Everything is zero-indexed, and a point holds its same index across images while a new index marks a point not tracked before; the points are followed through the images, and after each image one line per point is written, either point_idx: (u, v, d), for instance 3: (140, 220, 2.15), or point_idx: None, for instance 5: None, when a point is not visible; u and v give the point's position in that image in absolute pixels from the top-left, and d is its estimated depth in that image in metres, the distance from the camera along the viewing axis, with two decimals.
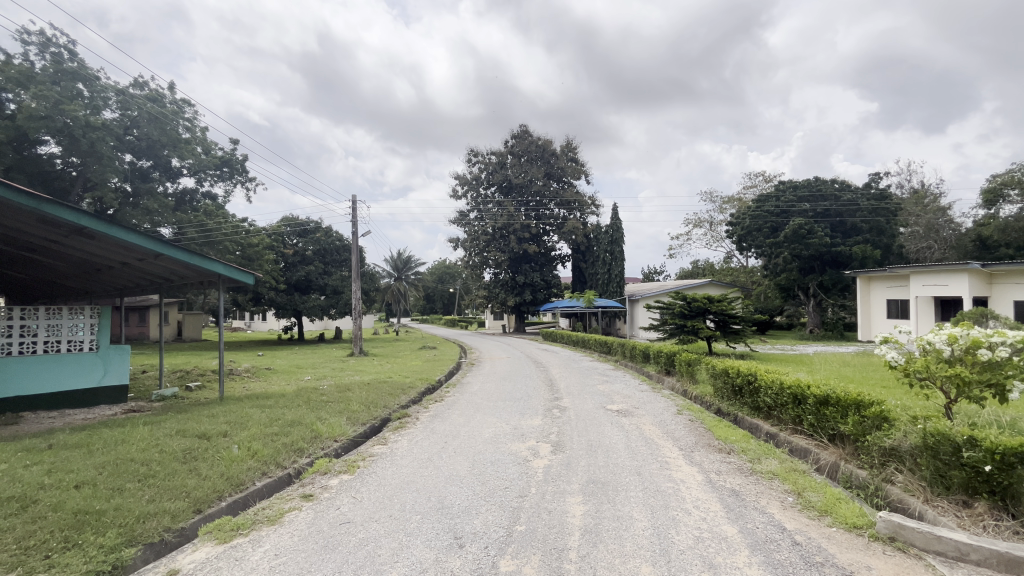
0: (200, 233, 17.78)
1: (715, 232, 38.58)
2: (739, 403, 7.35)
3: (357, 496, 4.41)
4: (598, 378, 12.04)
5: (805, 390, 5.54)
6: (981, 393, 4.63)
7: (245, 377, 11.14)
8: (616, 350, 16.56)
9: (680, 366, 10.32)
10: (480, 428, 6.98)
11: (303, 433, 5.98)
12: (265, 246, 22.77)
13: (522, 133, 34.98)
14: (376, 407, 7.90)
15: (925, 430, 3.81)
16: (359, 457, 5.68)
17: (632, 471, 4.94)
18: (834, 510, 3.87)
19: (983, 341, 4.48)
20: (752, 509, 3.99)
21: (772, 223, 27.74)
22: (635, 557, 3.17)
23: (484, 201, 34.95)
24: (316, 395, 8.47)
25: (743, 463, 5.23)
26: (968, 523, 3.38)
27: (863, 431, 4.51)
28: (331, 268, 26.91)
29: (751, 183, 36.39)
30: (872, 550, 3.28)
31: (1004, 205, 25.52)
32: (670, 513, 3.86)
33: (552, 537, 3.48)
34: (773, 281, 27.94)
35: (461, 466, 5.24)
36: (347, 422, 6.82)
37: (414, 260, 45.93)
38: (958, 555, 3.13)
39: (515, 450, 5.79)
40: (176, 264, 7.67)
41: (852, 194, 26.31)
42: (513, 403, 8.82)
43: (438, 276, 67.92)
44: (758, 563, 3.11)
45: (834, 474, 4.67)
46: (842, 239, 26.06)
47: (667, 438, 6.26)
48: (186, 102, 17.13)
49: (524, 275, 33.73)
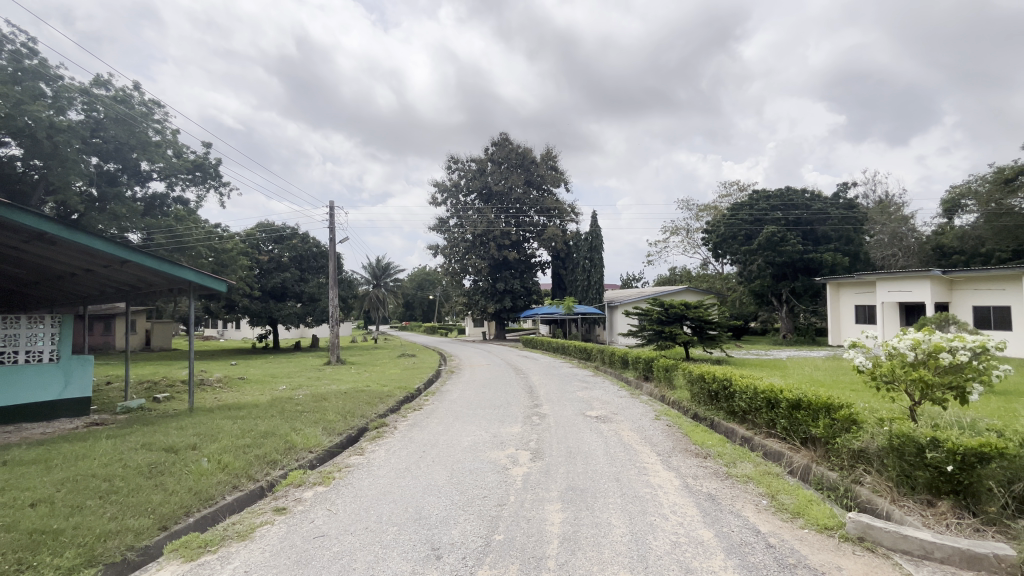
0: (171, 239, 17.24)
1: (692, 239, 39.24)
2: (715, 408, 7.47)
3: (332, 508, 4.31)
4: (578, 384, 12.05)
5: (778, 395, 5.65)
6: (943, 395, 4.83)
7: (217, 388, 10.83)
8: (596, 356, 16.62)
9: (658, 372, 10.44)
10: (458, 437, 6.93)
11: (277, 445, 5.83)
12: (240, 252, 22.21)
13: (503, 141, 35.15)
14: (352, 417, 7.75)
15: (891, 432, 3.93)
16: (335, 468, 5.56)
17: (610, 478, 4.94)
18: (806, 512, 3.95)
19: (944, 346, 4.71)
20: (728, 512, 4.04)
21: (746, 231, 28.44)
22: (613, 564, 3.17)
23: (464, 208, 34.89)
24: (291, 405, 8.29)
25: (719, 467, 5.32)
26: (933, 521, 3.49)
27: (833, 434, 4.63)
28: (307, 275, 26.43)
29: (726, 192, 37.29)
30: (841, 551, 3.35)
31: (962, 215, 26.75)
32: (648, 519, 3.87)
33: (531, 546, 3.45)
34: (747, 287, 28.57)
35: (439, 476, 5.17)
36: (322, 432, 6.66)
37: (393, 267, 45.47)
38: (924, 553, 3.21)
39: (494, 458, 5.75)
40: (145, 272, 7.44)
41: (822, 203, 27.14)
42: (494, 411, 8.77)
43: (417, 283, 67.15)
44: (733, 566, 3.15)
45: (806, 477, 4.76)
46: (814, 246, 26.86)
47: (645, 443, 6.32)
48: (155, 103, 16.64)
49: (504, 281, 33.81)
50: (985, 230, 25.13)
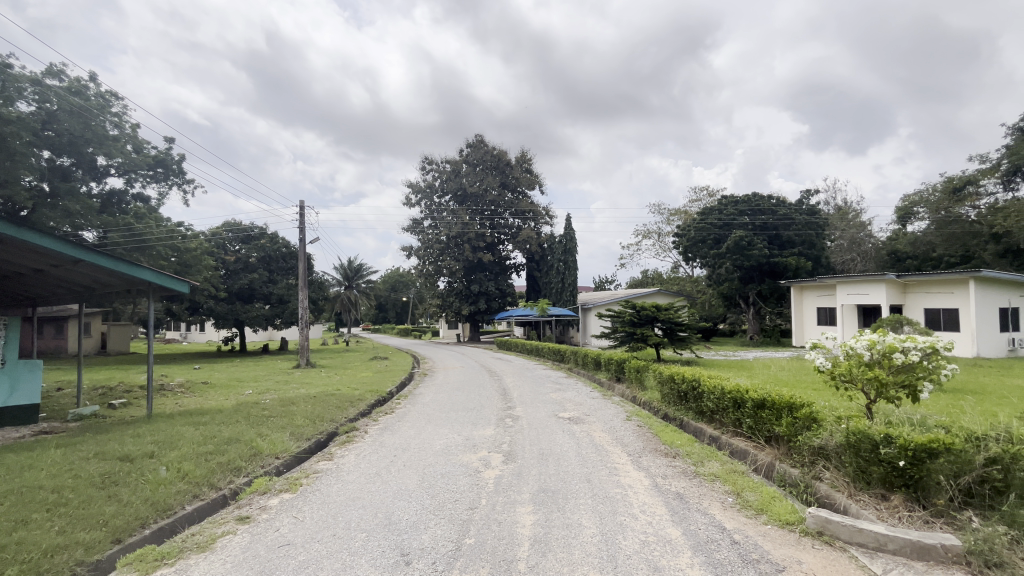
0: (129, 238, 16.50)
1: (663, 242, 40.00)
2: (684, 408, 7.63)
3: (299, 516, 4.20)
4: (552, 386, 12.10)
5: (744, 394, 5.82)
6: (897, 393, 5.07)
7: (178, 393, 10.42)
8: (570, 358, 16.74)
9: (630, 373, 10.58)
10: (430, 440, 6.86)
11: (242, 451, 5.64)
12: (204, 252, 21.46)
13: (478, 143, 35.11)
14: (322, 421, 7.57)
15: (848, 430, 4.10)
16: (302, 475, 5.42)
17: (581, 479, 4.98)
18: (769, 508, 4.07)
19: (898, 346, 4.94)
20: (695, 511, 4.13)
21: (715, 235, 29.24)
22: (584, 564, 3.19)
23: (439, 209, 34.67)
24: (257, 410, 8.05)
25: (687, 466, 5.43)
26: (886, 515, 3.65)
27: (795, 432, 4.79)
28: (276, 276, 25.71)
29: (696, 197, 38.19)
30: (801, 545, 3.47)
31: (915, 222, 28.12)
32: (618, 519, 3.92)
33: (502, 549, 3.44)
34: (716, 290, 29.31)
35: (410, 480, 5.11)
36: (289, 438, 6.49)
37: (365, 268, 44.73)
38: (878, 545, 3.36)
39: (466, 461, 5.72)
40: (101, 272, 7.10)
41: (787, 209, 28.11)
42: (467, 414, 8.73)
43: (391, 285, 66.13)
44: (700, 563, 3.21)
45: (769, 474, 4.91)
46: (779, 250, 27.79)
47: (616, 444, 6.40)
48: (114, 96, 15.93)
49: (479, 283, 33.74)
50: (935, 236, 26.52)
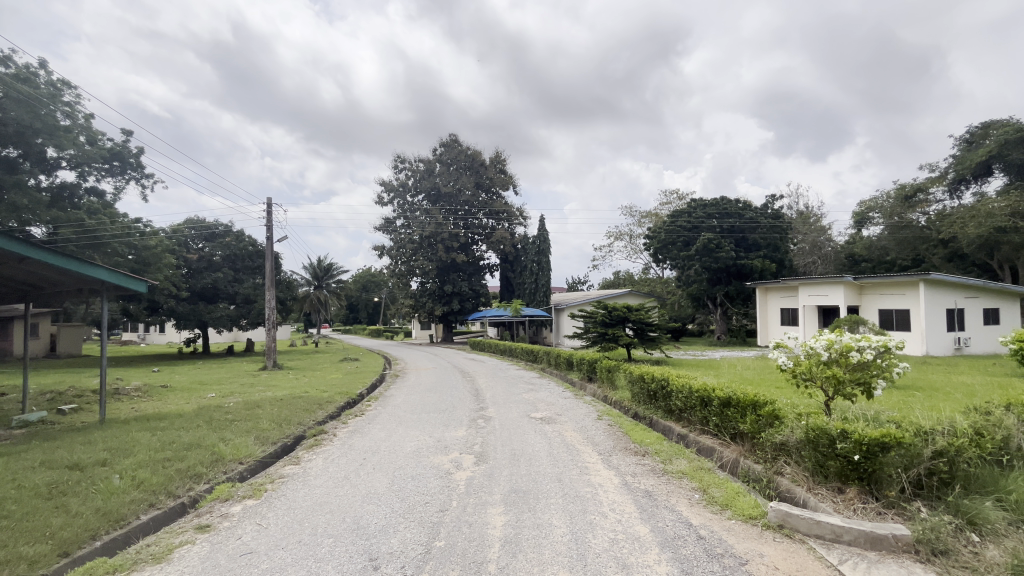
0: (81, 234, 15.67)
1: (634, 244, 40.63)
2: (653, 406, 7.78)
3: (263, 522, 4.08)
4: (524, 386, 12.12)
5: (710, 393, 5.97)
6: (852, 390, 5.30)
7: (134, 397, 9.95)
8: (542, 358, 16.81)
9: (601, 373, 10.70)
10: (401, 442, 6.77)
11: (202, 457, 5.43)
12: (164, 250, 20.58)
13: (452, 142, 34.92)
14: (289, 425, 7.37)
15: (808, 426, 4.25)
16: (267, 480, 5.26)
17: (553, 479, 5.01)
18: (734, 503, 4.19)
19: (853, 346, 5.16)
20: (663, 508, 4.20)
21: (684, 238, 29.93)
22: (554, 564, 3.20)
23: (412, 208, 34.30)
24: (219, 413, 7.77)
25: (656, 464, 5.52)
26: (843, 507, 3.80)
27: (759, 429, 4.93)
28: (241, 275, 24.88)
29: (666, 200, 38.98)
30: (763, 538, 3.58)
31: (870, 227, 29.44)
32: (588, 518, 3.96)
33: (472, 551, 3.42)
34: (685, 291, 30.00)
35: (380, 483, 5.02)
36: (254, 442, 6.29)
37: (336, 267, 43.76)
38: (834, 536, 3.49)
39: (437, 463, 5.67)
40: (49, 270, 6.71)
41: (753, 212, 29.00)
42: (439, 415, 8.67)
43: (362, 285, 64.82)
44: (666, 559, 3.27)
45: (734, 470, 5.05)
46: (745, 253, 28.64)
47: (587, 443, 6.47)
48: (66, 84, 15.11)
49: (452, 284, 33.53)
50: (889, 241, 27.86)
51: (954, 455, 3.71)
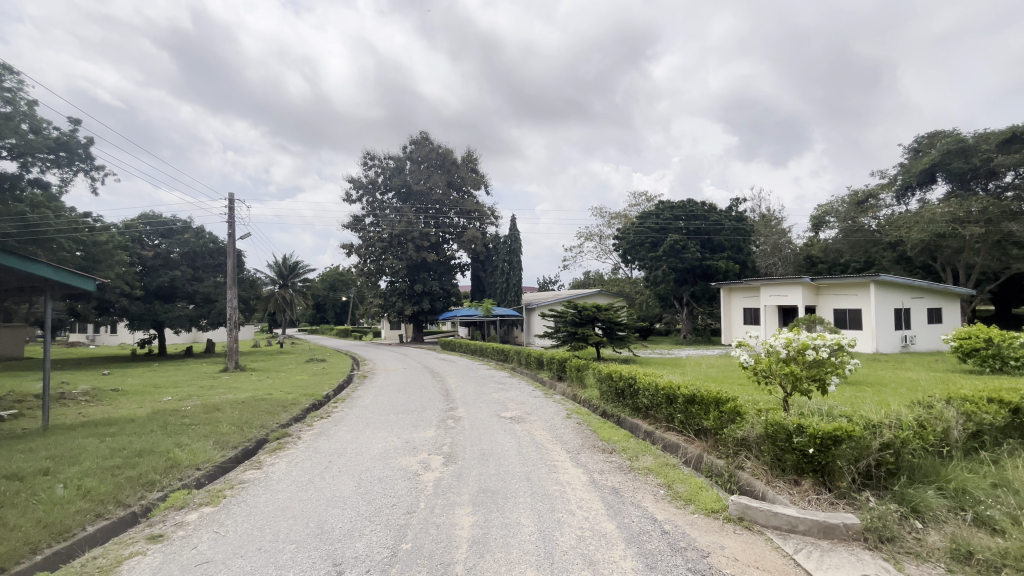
0: (23, 229, 14.71)
1: (604, 245, 41.18)
2: (621, 405, 7.90)
3: (221, 530, 3.93)
4: (494, 386, 12.09)
5: (675, 391, 6.10)
6: (809, 386, 5.52)
7: (82, 402, 9.41)
8: (513, 357, 16.83)
9: (571, 372, 10.80)
10: (368, 444, 6.65)
11: (156, 463, 5.19)
12: (116, 246, 19.53)
13: (422, 140, 34.58)
14: (250, 428, 7.13)
15: (766, 421, 4.41)
16: (226, 486, 5.06)
17: (521, 477, 5.03)
18: (697, 498, 4.30)
19: (809, 344, 5.39)
20: (629, 504, 4.28)
21: (653, 239, 30.56)
22: (521, 563, 3.21)
23: (381, 206, 33.75)
24: (175, 418, 7.44)
25: (623, 461, 5.62)
26: (798, 499, 3.96)
27: (721, 425, 5.08)
28: (201, 273, 23.89)
29: (635, 202, 39.70)
30: (724, 531, 3.69)
31: (826, 230, 30.78)
32: (556, 516, 3.99)
33: (439, 553, 3.39)
34: (653, 291, 30.61)
35: (345, 486, 4.92)
36: (212, 447, 6.05)
37: (302, 266, 42.53)
38: (790, 527, 3.63)
39: (405, 465, 5.59)
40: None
41: (717, 215, 29.87)
42: (408, 415, 8.57)
43: (329, 284, 63.17)
44: (632, 555, 3.32)
45: (698, 466, 5.19)
46: (710, 254, 29.45)
47: (556, 442, 6.51)
48: (7, 69, 14.18)
49: (423, 283, 33.17)
50: (843, 244, 29.22)
51: (899, 447, 3.92)
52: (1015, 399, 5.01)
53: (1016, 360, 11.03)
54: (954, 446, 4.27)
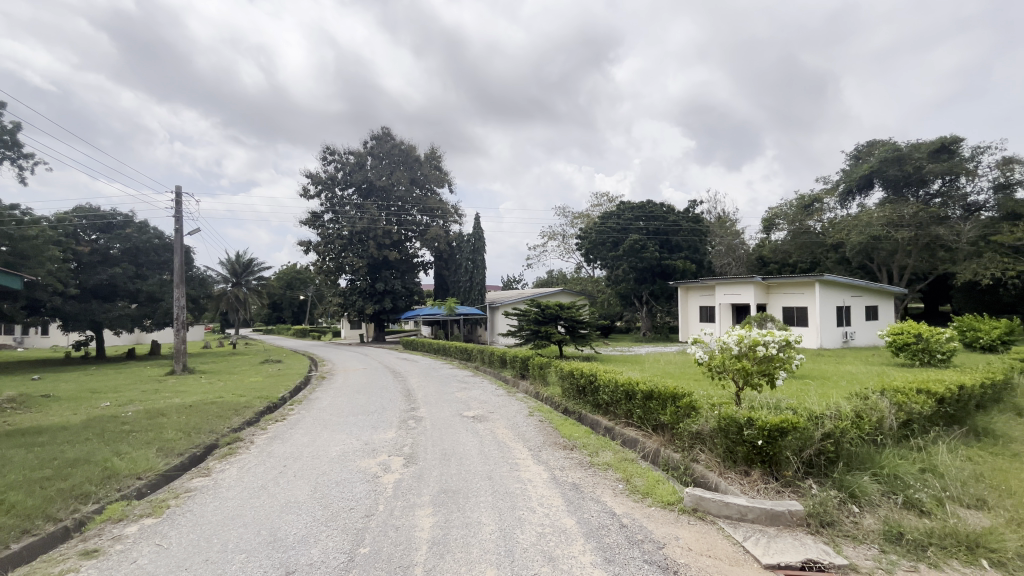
0: None
1: (567, 244, 41.67)
2: (582, 401, 8.03)
3: (164, 542, 3.71)
4: (457, 385, 12.02)
5: (634, 387, 6.25)
6: (758, 380, 5.79)
7: (7, 410, 8.66)
8: (476, 356, 16.76)
9: (534, 370, 10.88)
10: (325, 447, 6.46)
11: (92, 474, 4.85)
12: (48, 241, 18.10)
13: (384, 135, 33.91)
14: (198, 433, 6.78)
15: (719, 415, 4.58)
16: (170, 495, 4.79)
17: (483, 476, 5.02)
18: (653, 491, 4.42)
19: (760, 340, 5.65)
20: (589, 499, 4.35)
21: (614, 239, 31.18)
22: (481, 563, 3.19)
23: (341, 202, 32.85)
24: (114, 424, 6.98)
25: (583, 457, 5.71)
26: (748, 488, 4.14)
27: (677, 419, 5.23)
28: (145, 271, 22.51)
29: (597, 202, 40.36)
30: (679, 522, 3.81)
31: (776, 231, 32.09)
32: (516, 514, 4.00)
33: (398, 556, 3.33)
34: (614, 289, 31.24)
35: (301, 491, 4.76)
36: (155, 454, 5.70)
37: (257, 263, 40.79)
38: (740, 515, 3.78)
39: (364, 467, 5.46)
40: None
41: (676, 216, 30.79)
42: (368, 417, 8.39)
43: (286, 282, 60.76)
44: (591, 549, 3.37)
45: (655, 460, 5.33)
46: (669, 254, 30.32)
47: (518, 440, 6.53)
48: None
49: (384, 282, 32.54)
50: (791, 245, 30.78)
51: (839, 436, 4.16)
52: (940, 390, 5.43)
53: (942, 353, 11.92)
54: (887, 434, 4.58)
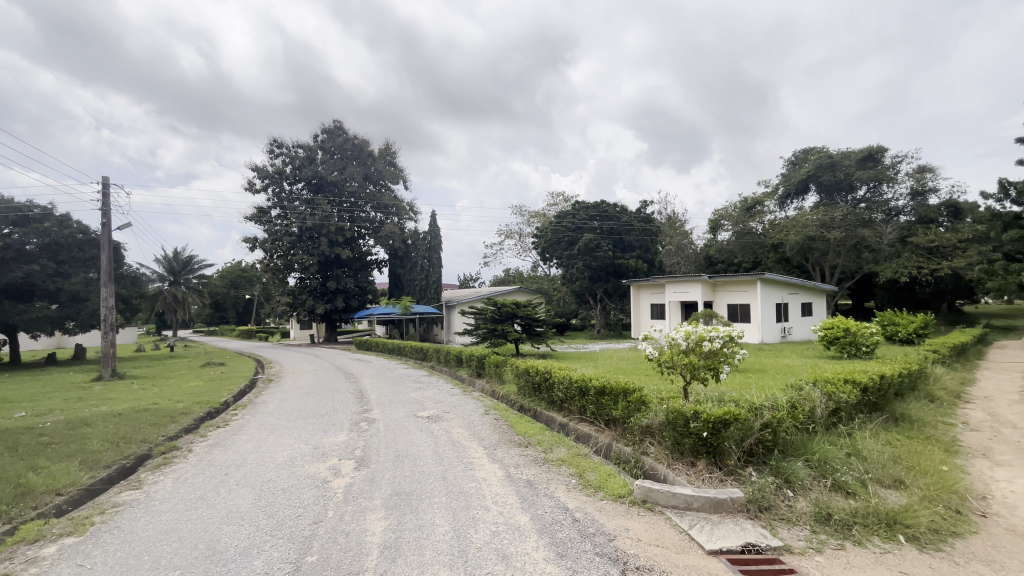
0: None
1: (524, 243, 41.85)
2: (537, 398, 8.09)
3: (88, 563, 3.43)
4: (412, 386, 11.82)
5: (588, 383, 6.36)
6: (704, 374, 6.05)
7: None
8: (432, 356, 16.55)
9: (490, 368, 10.88)
10: (272, 453, 6.18)
11: (4, 492, 4.41)
12: None
13: (336, 129, 32.82)
14: (128, 443, 6.32)
15: (667, 409, 4.74)
16: (96, 511, 4.44)
17: (437, 477, 4.96)
18: (605, 485, 4.52)
19: (705, 336, 5.90)
20: (543, 496, 4.39)
21: (569, 238, 31.70)
22: (434, 564, 3.16)
23: (290, 197, 31.50)
24: (31, 437, 6.38)
25: (538, 454, 5.76)
26: (694, 478, 4.32)
27: (629, 414, 5.38)
28: (67, 269, 20.68)
29: (553, 202, 40.80)
30: (629, 514, 3.92)
31: (722, 232, 33.65)
32: (470, 513, 3.98)
33: (348, 562, 3.23)
34: (569, 288, 31.77)
35: (244, 500, 4.54)
36: (78, 467, 5.26)
37: (197, 261, 38.45)
38: (686, 505, 3.94)
39: (313, 472, 5.27)
40: None
41: (628, 216, 31.63)
42: (317, 420, 8.09)
43: (230, 281, 57.51)
44: (544, 545, 3.41)
45: (607, 454, 5.46)
46: (622, 253, 31.12)
47: (473, 439, 6.50)
48: None
49: (336, 280, 31.51)
50: (735, 246, 32.35)
51: (776, 426, 4.42)
52: (864, 380, 5.88)
53: (867, 346, 12.90)
54: (819, 421, 4.90)
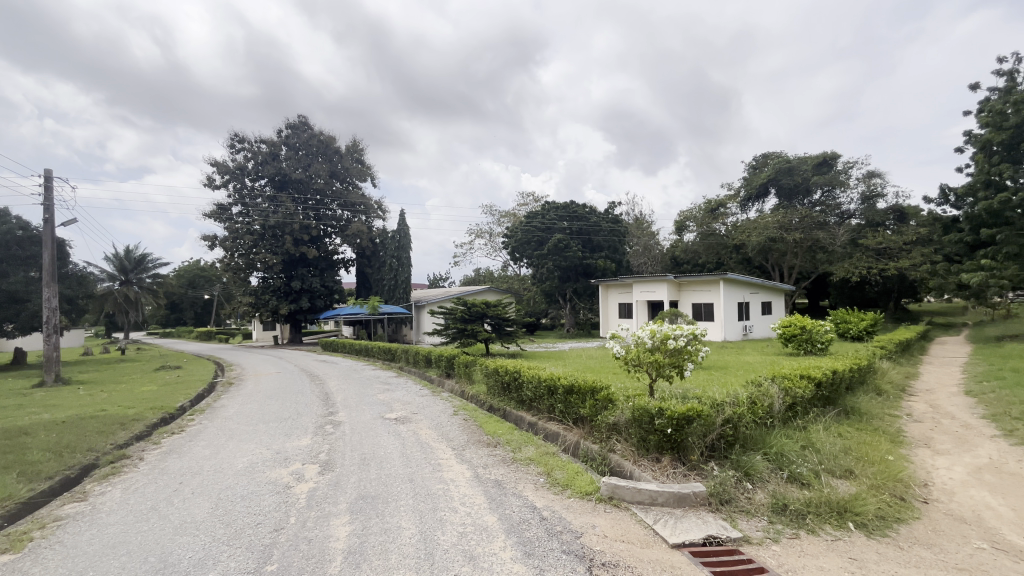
0: None
1: (494, 242, 41.81)
2: (506, 398, 8.10)
3: None
4: (379, 387, 11.61)
5: (556, 382, 6.41)
6: (669, 371, 6.19)
7: None
8: (400, 357, 16.32)
9: (459, 368, 10.81)
10: (231, 459, 5.95)
11: None
12: None
13: (301, 124, 31.94)
14: (74, 452, 5.96)
15: (633, 406, 4.82)
16: (35, 526, 4.16)
17: (404, 479, 4.89)
18: (573, 483, 4.56)
19: (670, 335, 6.03)
20: (511, 495, 4.39)
21: (539, 237, 31.93)
22: (400, 568, 3.11)
23: (252, 194, 30.45)
24: None
25: (506, 453, 5.76)
26: (659, 473, 4.41)
27: (596, 412, 5.44)
28: (5, 267, 19.33)
29: (523, 202, 40.93)
30: (595, 511, 3.97)
31: (687, 233, 34.58)
32: (438, 515, 3.94)
33: (310, 570, 3.14)
34: (539, 287, 31.94)
35: (200, 508, 4.35)
36: (15, 480, 4.91)
37: (151, 259, 36.65)
38: (651, 500, 4.02)
39: (274, 478, 5.10)
40: None
41: (597, 217, 32.08)
42: (281, 423, 7.85)
43: (187, 280, 55.07)
44: (512, 545, 3.41)
45: (575, 452, 5.51)
46: (591, 253, 31.52)
47: (442, 440, 6.44)
48: None
49: (301, 280, 30.66)
50: (700, 246, 33.26)
51: (736, 421, 4.56)
52: (819, 375, 6.15)
53: (822, 342, 13.48)
54: (776, 416, 5.10)
